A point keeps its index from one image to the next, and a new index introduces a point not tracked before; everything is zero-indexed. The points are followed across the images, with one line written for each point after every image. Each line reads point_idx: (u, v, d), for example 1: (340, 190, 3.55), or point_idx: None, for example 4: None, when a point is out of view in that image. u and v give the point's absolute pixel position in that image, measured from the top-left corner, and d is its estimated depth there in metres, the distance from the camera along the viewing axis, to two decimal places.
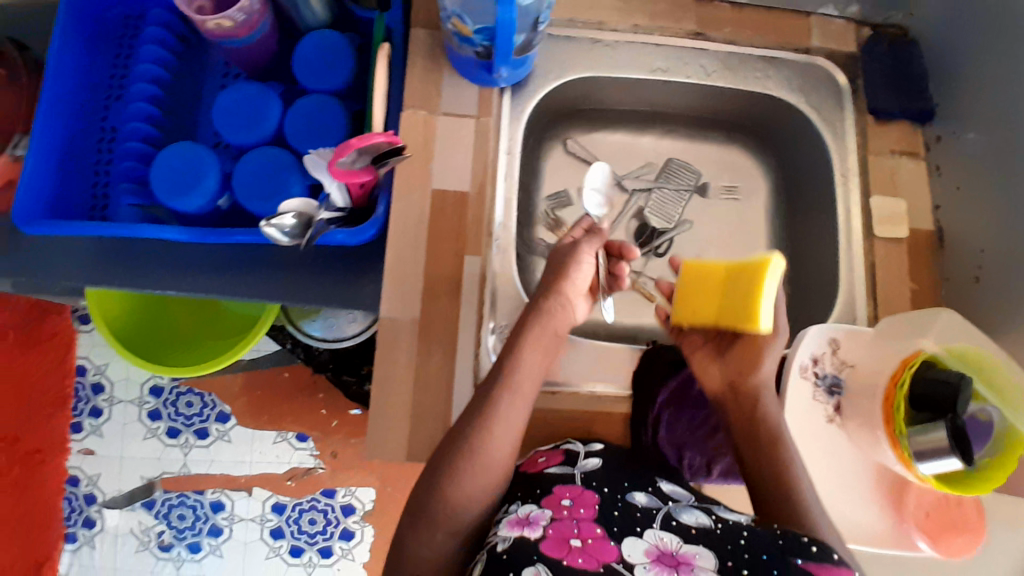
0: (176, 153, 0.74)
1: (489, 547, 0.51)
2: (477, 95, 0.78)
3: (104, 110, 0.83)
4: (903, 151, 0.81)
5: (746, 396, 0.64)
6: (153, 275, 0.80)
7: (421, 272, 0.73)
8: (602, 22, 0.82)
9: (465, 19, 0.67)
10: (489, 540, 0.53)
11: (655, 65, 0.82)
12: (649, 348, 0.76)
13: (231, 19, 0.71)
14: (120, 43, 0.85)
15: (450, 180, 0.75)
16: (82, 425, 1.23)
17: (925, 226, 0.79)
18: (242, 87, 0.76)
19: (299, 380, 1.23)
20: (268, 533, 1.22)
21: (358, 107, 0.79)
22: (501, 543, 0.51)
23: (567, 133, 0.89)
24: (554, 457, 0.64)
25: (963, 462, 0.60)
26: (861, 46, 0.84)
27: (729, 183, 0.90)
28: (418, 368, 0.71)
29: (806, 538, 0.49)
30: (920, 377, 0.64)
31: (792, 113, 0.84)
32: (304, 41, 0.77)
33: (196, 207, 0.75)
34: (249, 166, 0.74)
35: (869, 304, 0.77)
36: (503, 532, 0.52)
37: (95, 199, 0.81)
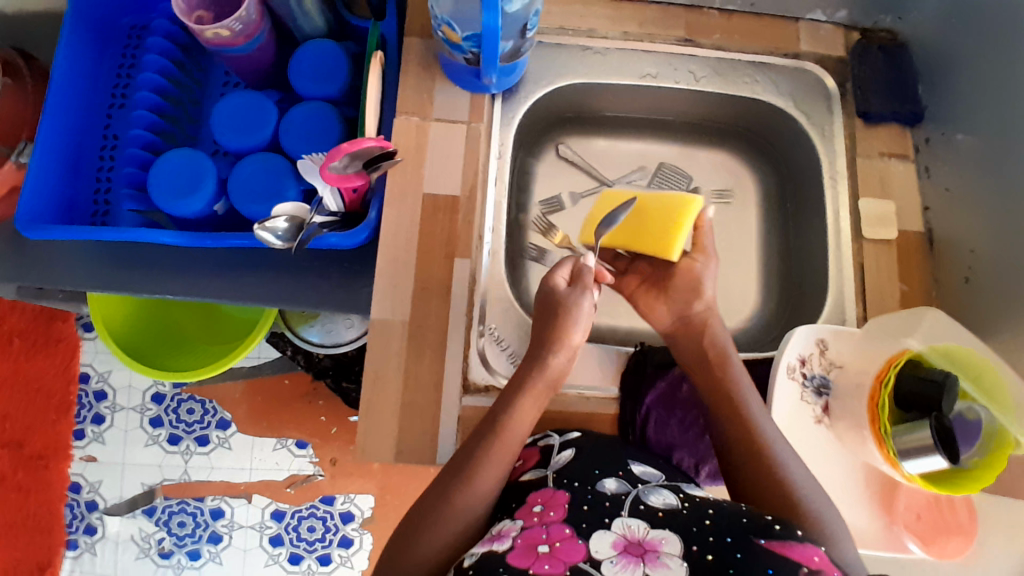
0: (173, 159, 0.76)
1: (457, 565, 0.52)
2: (469, 101, 0.79)
3: (107, 118, 0.85)
4: (893, 154, 0.81)
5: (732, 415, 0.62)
6: (151, 279, 0.82)
7: (413, 274, 0.74)
8: (593, 30, 0.83)
9: (454, 27, 0.68)
10: (460, 558, 0.53)
11: (645, 71, 0.83)
12: (638, 350, 0.76)
13: (228, 28, 0.73)
14: (124, 52, 0.87)
15: (441, 185, 0.76)
16: (84, 432, 1.24)
17: (916, 229, 0.79)
18: (240, 95, 0.78)
19: (298, 387, 1.23)
20: (267, 540, 1.22)
21: (352, 114, 0.81)
22: (468, 559, 0.51)
23: (559, 139, 0.91)
24: (532, 458, 0.65)
25: (949, 460, 0.60)
26: (851, 50, 0.84)
27: (720, 187, 0.91)
28: (410, 369, 0.72)
29: (768, 517, 0.51)
30: (908, 375, 0.65)
31: (783, 118, 0.84)
32: (302, 50, 0.78)
33: (194, 211, 0.76)
34: (245, 170, 0.76)
35: (859, 305, 0.76)
36: (473, 549, 0.53)
37: (96, 205, 0.83)
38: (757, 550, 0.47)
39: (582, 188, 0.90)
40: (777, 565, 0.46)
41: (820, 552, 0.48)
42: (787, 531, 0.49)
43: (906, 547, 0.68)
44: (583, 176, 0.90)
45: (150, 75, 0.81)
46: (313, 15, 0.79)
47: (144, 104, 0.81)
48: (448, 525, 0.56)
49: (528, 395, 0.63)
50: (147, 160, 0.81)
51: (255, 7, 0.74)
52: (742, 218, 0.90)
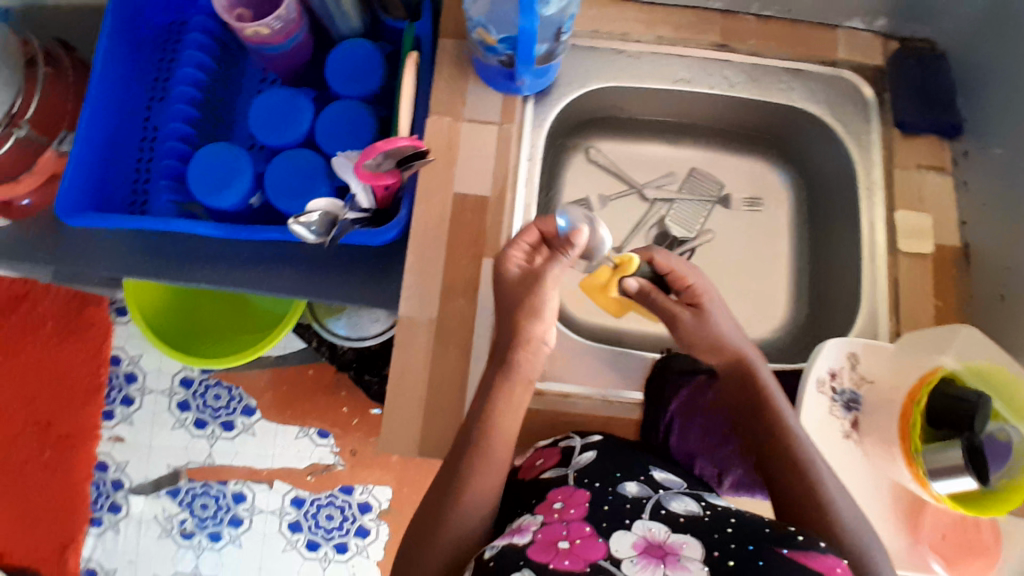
0: (210, 155, 0.77)
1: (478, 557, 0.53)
2: (500, 102, 0.79)
3: (147, 111, 0.87)
4: (930, 166, 0.79)
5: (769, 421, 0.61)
6: (183, 268, 0.84)
7: (440, 273, 0.74)
8: (626, 33, 0.83)
9: (490, 29, 0.68)
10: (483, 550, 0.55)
11: (678, 75, 0.83)
12: (662, 357, 0.76)
13: (268, 27, 0.73)
14: (164, 47, 0.89)
15: (470, 185, 0.77)
16: (114, 413, 1.28)
17: (951, 242, 0.77)
18: (276, 92, 0.79)
19: (321, 379, 1.26)
20: (286, 526, 1.24)
21: (385, 113, 0.82)
22: (489, 551, 0.53)
23: (589, 140, 0.90)
24: (552, 458, 0.66)
25: (978, 481, 0.60)
26: (889, 59, 0.83)
27: (753, 196, 0.90)
28: (433, 366, 0.72)
29: (793, 530, 0.51)
30: (939, 394, 0.64)
31: (816, 126, 0.83)
32: (339, 50, 0.79)
33: (229, 205, 0.78)
34: (280, 167, 0.76)
35: (892, 320, 0.75)
36: (496, 542, 0.54)
37: (134, 195, 0.85)
38: (777, 558, 0.48)
39: (612, 191, 0.90)
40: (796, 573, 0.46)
41: (842, 564, 0.47)
42: (809, 542, 0.50)
43: (931, 567, 0.67)
44: (612, 179, 0.90)
45: (189, 69, 0.83)
46: (352, 15, 0.80)
47: (183, 98, 0.83)
48: (464, 525, 0.57)
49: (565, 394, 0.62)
50: (186, 152, 0.83)
51: (294, 6, 0.75)
52: (771, 226, 0.89)
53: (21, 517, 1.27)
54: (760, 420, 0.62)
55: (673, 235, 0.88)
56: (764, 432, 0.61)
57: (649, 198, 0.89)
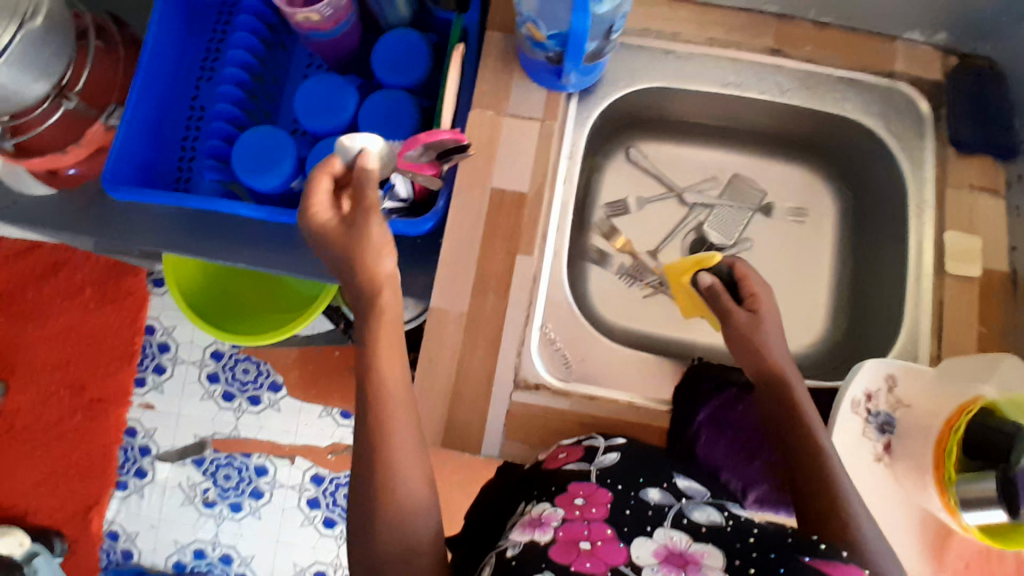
0: (256, 136, 0.78)
1: (501, 551, 0.55)
2: (544, 98, 0.79)
3: (195, 89, 0.89)
4: (983, 187, 0.77)
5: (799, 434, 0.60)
6: (221, 246, 0.85)
7: (474, 266, 0.75)
8: (678, 33, 0.81)
9: (540, 24, 0.68)
10: (501, 542, 0.56)
11: (728, 79, 0.81)
12: (691, 362, 0.77)
13: (319, 14, 0.74)
14: (214, 27, 0.90)
15: (509, 181, 0.77)
16: (145, 380, 1.32)
17: (1000, 267, 0.75)
18: (324, 78, 0.79)
19: (348, 359, 1.28)
20: (305, 502, 1.27)
21: (428, 103, 0.82)
22: (511, 549, 0.54)
23: (630, 141, 0.90)
24: (575, 453, 0.67)
25: (1009, 513, 0.58)
26: (948, 75, 0.80)
27: (796, 206, 0.88)
28: (461, 359, 0.73)
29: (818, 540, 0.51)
30: (979, 424, 0.63)
31: (868, 140, 0.81)
32: (386, 38, 0.79)
33: (273, 185, 0.78)
34: (323, 153, 0.77)
35: (933, 342, 0.73)
36: (515, 536, 0.55)
37: (179, 172, 0.87)
38: (800, 566, 0.48)
39: (651, 194, 0.89)
40: None
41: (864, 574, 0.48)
42: (832, 552, 0.50)
43: None
44: (651, 181, 0.89)
45: (238, 51, 0.83)
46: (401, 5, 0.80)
47: (231, 80, 0.84)
48: None
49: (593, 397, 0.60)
50: (231, 134, 0.84)
51: None
52: (812, 239, 0.87)
53: (53, 475, 1.31)
54: (790, 433, 0.61)
55: (709, 241, 0.86)
56: (793, 446, 0.60)
57: (688, 202, 0.88)
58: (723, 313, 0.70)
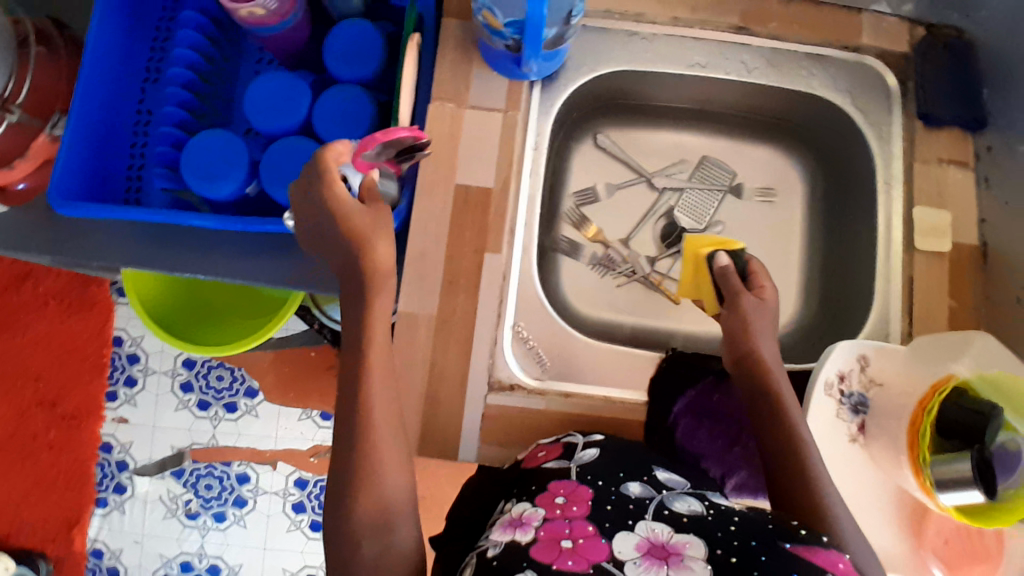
0: (205, 141, 0.75)
1: (480, 554, 0.52)
2: (506, 88, 0.76)
3: (141, 93, 0.85)
4: (952, 160, 0.76)
5: (778, 430, 0.60)
6: (179, 257, 0.82)
7: (441, 267, 0.72)
8: (641, 14, 0.78)
9: (496, 13, 0.65)
10: (480, 545, 0.54)
11: (694, 60, 0.79)
12: (669, 353, 0.76)
13: (263, 8, 0.70)
14: (157, 26, 0.86)
15: (474, 176, 0.74)
16: (117, 394, 1.28)
17: (970, 241, 0.74)
18: (274, 76, 0.76)
19: (324, 360, 1.26)
20: (290, 507, 1.25)
21: (386, 99, 0.79)
22: (491, 549, 0.52)
23: (598, 127, 0.87)
24: (554, 451, 0.65)
25: (986, 494, 0.59)
26: (914, 47, 0.79)
27: (765, 185, 0.87)
28: (434, 362, 0.71)
29: (795, 523, 0.53)
30: (949, 404, 0.63)
31: (837, 115, 0.80)
32: (337, 31, 0.76)
33: (227, 193, 0.75)
34: (276, 155, 0.73)
35: (904, 320, 0.73)
36: (495, 538, 0.54)
37: (129, 181, 0.84)
38: (784, 555, 0.49)
39: (619, 180, 0.87)
40: (803, 569, 0.48)
41: (844, 559, 0.50)
42: (813, 538, 0.52)
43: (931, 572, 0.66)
44: (621, 167, 0.87)
45: (183, 50, 0.79)
46: None
47: (178, 80, 0.80)
48: None
49: None
50: (180, 138, 0.80)
51: None
52: (785, 219, 0.86)
53: (32, 493, 1.28)
54: (771, 430, 0.60)
55: (681, 226, 0.85)
56: (775, 445, 0.59)
57: (658, 186, 0.86)
58: (732, 295, 0.68)
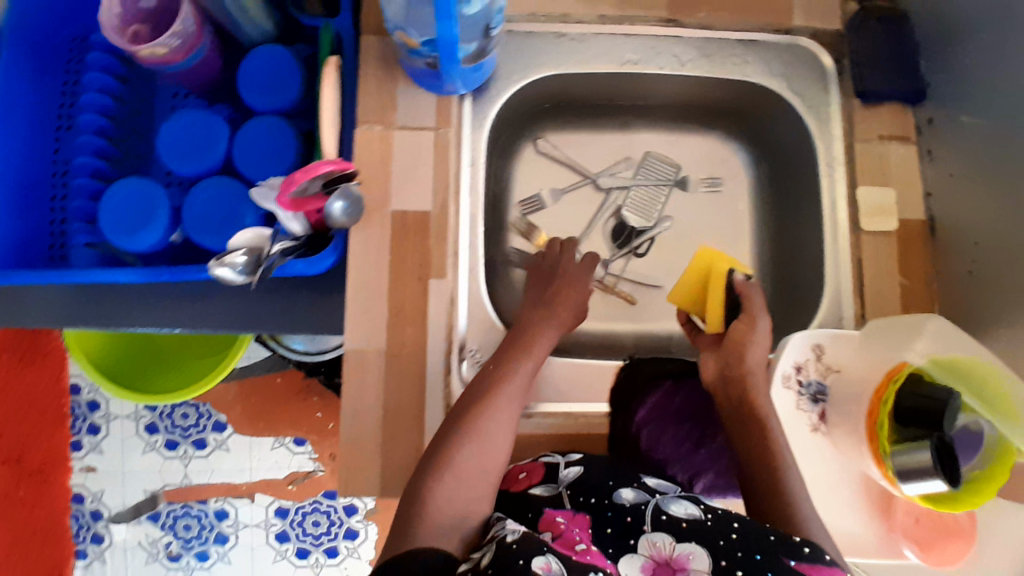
0: (123, 189, 0.71)
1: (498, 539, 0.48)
2: (434, 104, 0.73)
3: (55, 143, 0.78)
4: (892, 136, 0.75)
5: (754, 438, 0.61)
6: (121, 313, 0.78)
7: (385, 297, 0.70)
8: (566, 14, 0.76)
9: (409, 32, 0.61)
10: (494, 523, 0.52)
11: (625, 58, 0.77)
12: (629, 361, 0.75)
13: (165, 47, 0.66)
14: (66, 68, 0.81)
15: (410, 200, 0.72)
16: (82, 443, 1.25)
17: (916, 216, 0.74)
18: (188, 113, 0.72)
19: (292, 385, 1.25)
20: (273, 537, 1.24)
21: (307, 125, 0.74)
22: (509, 535, 0.48)
23: (538, 132, 0.85)
24: (535, 472, 0.64)
25: (948, 482, 0.57)
26: (847, 21, 0.77)
27: (711, 174, 0.86)
28: (387, 396, 0.69)
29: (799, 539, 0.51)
30: (908, 391, 0.61)
31: (773, 99, 0.79)
32: (249, 60, 0.72)
33: (149, 244, 0.71)
34: (199, 197, 0.70)
35: (857, 302, 0.73)
36: (512, 522, 0.51)
37: (53, 238, 0.77)
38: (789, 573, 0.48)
39: (565, 184, 0.85)
40: None
41: None
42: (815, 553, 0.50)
43: (903, 553, 0.67)
44: (564, 171, 0.85)
45: (92, 94, 0.76)
46: (254, 12, 0.71)
47: (90, 128, 0.76)
48: None
49: (502, 417, 0.59)
50: (98, 189, 0.76)
51: (191, 19, 0.67)
52: (734, 206, 0.85)
53: None
54: (745, 445, 0.61)
55: (631, 226, 0.84)
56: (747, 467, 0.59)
57: (604, 187, 0.84)
58: (751, 311, 0.66)
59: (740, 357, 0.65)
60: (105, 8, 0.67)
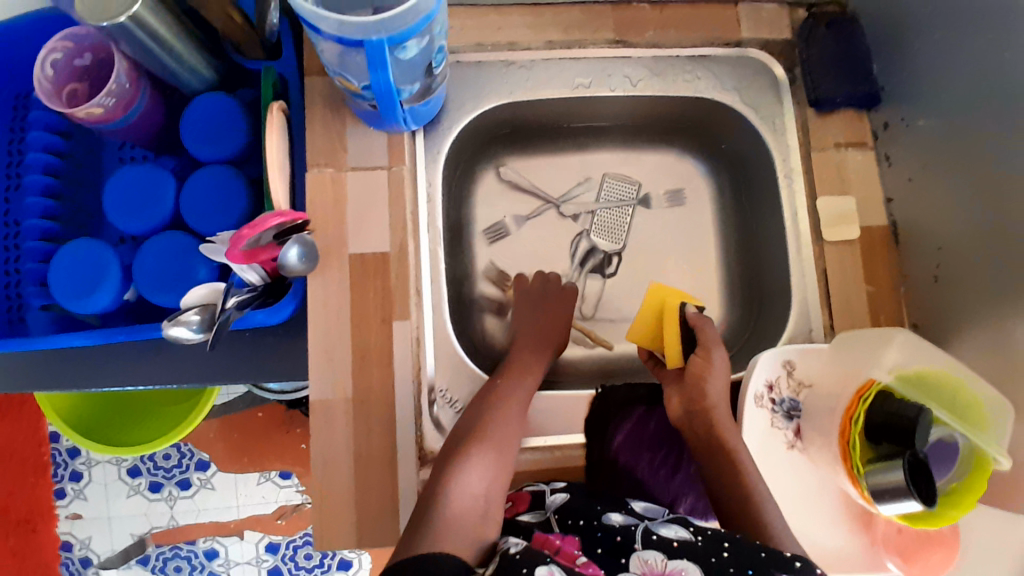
0: (70, 253, 0.69)
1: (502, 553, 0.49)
2: (386, 142, 0.72)
3: (2, 202, 0.75)
4: (849, 143, 0.75)
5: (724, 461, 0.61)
6: (86, 369, 0.76)
7: (349, 342, 0.69)
8: (514, 42, 0.76)
9: (348, 79, 0.60)
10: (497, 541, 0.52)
11: (577, 82, 0.77)
12: (600, 389, 0.73)
13: (100, 106, 0.65)
14: (9, 125, 0.79)
15: (369, 241, 0.70)
16: (65, 491, 1.22)
17: (878, 222, 0.74)
18: (131, 170, 0.70)
19: (275, 418, 1.24)
20: (266, 573, 1.23)
21: (256, 173, 0.73)
22: (513, 547, 0.48)
23: (499, 159, 0.84)
24: (521, 501, 0.64)
25: (923, 503, 0.55)
26: (797, 30, 0.77)
27: (672, 188, 0.85)
28: (358, 443, 0.67)
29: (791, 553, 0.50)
30: (876, 408, 0.60)
31: (727, 113, 0.78)
32: (190, 110, 0.71)
33: (102, 306, 0.69)
34: (148, 255, 0.68)
35: (824, 313, 0.72)
36: (512, 539, 0.51)
37: (8, 302, 0.74)
38: None
39: (526, 210, 0.84)
40: None
41: None
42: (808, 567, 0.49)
43: (886, 566, 0.66)
44: (526, 196, 0.84)
45: (37, 153, 0.74)
46: (196, 64, 0.70)
47: (35, 188, 0.74)
48: None
49: (483, 450, 0.58)
50: (50, 250, 0.74)
51: (125, 75, 0.66)
52: (699, 220, 0.84)
53: None
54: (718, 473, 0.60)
55: (600, 249, 0.84)
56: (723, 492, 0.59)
57: (569, 213, 0.84)
58: (706, 344, 0.68)
59: (701, 391, 0.65)
60: (37, 75, 0.66)
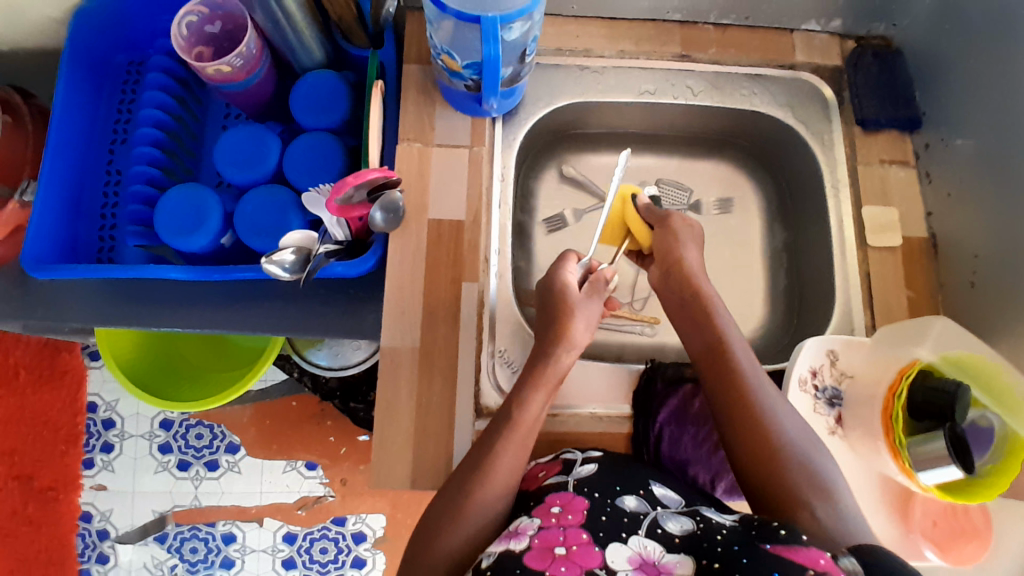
0: (177, 197, 0.76)
1: (475, 565, 0.52)
2: (469, 124, 0.80)
3: (109, 154, 0.85)
4: (892, 160, 0.81)
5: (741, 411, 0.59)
6: (157, 310, 0.81)
7: (420, 298, 0.74)
8: (589, 49, 0.84)
9: (454, 56, 0.68)
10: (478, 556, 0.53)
11: (643, 88, 0.84)
12: (648, 366, 0.77)
13: (229, 65, 0.73)
14: (123, 88, 0.87)
15: (446, 210, 0.77)
16: (93, 461, 1.20)
17: (918, 233, 0.79)
18: (239, 130, 0.78)
19: (306, 410, 1.20)
20: (280, 564, 1.18)
21: (354, 143, 0.81)
22: (485, 560, 0.51)
23: (563, 158, 0.91)
24: (553, 468, 0.64)
25: (964, 470, 0.60)
26: (847, 59, 0.85)
27: (721, 198, 0.91)
28: (421, 393, 0.72)
29: (777, 522, 0.50)
30: (919, 385, 0.65)
31: (780, 128, 0.85)
32: (301, 83, 0.79)
33: (199, 246, 0.76)
34: (249, 205, 0.75)
35: (866, 313, 0.77)
36: (490, 548, 0.52)
37: (101, 242, 0.83)
38: (763, 557, 0.46)
39: (584, 206, 0.90)
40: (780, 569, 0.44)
41: (827, 554, 0.45)
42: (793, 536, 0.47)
43: (924, 555, 0.67)
44: (586, 194, 0.90)
45: (150, 110, 0.81)
46: (314, 47, 0.79)
47: (146, 140, 0.81)
48: (457, 543, 0.55)
49: (539, 393, 0.62)
50: (151, 196, 0.81)
51: (254, 43, 0.74)
52: (745, 228, 0.90)
53: (21, 564, 1.20)
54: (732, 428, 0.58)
55: None
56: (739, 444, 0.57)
57: None
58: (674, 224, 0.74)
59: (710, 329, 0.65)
60: (176, 30, 0.74)
